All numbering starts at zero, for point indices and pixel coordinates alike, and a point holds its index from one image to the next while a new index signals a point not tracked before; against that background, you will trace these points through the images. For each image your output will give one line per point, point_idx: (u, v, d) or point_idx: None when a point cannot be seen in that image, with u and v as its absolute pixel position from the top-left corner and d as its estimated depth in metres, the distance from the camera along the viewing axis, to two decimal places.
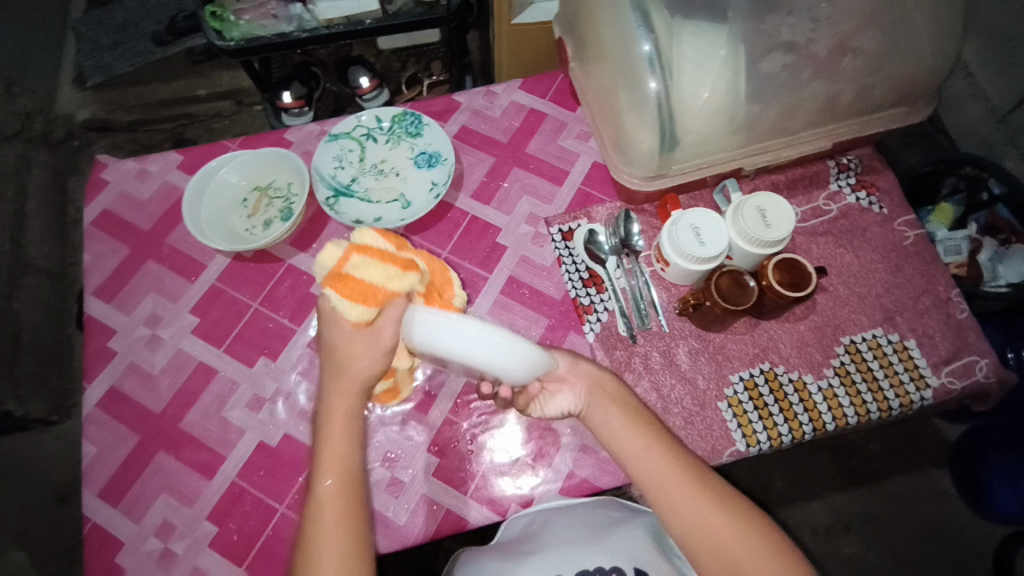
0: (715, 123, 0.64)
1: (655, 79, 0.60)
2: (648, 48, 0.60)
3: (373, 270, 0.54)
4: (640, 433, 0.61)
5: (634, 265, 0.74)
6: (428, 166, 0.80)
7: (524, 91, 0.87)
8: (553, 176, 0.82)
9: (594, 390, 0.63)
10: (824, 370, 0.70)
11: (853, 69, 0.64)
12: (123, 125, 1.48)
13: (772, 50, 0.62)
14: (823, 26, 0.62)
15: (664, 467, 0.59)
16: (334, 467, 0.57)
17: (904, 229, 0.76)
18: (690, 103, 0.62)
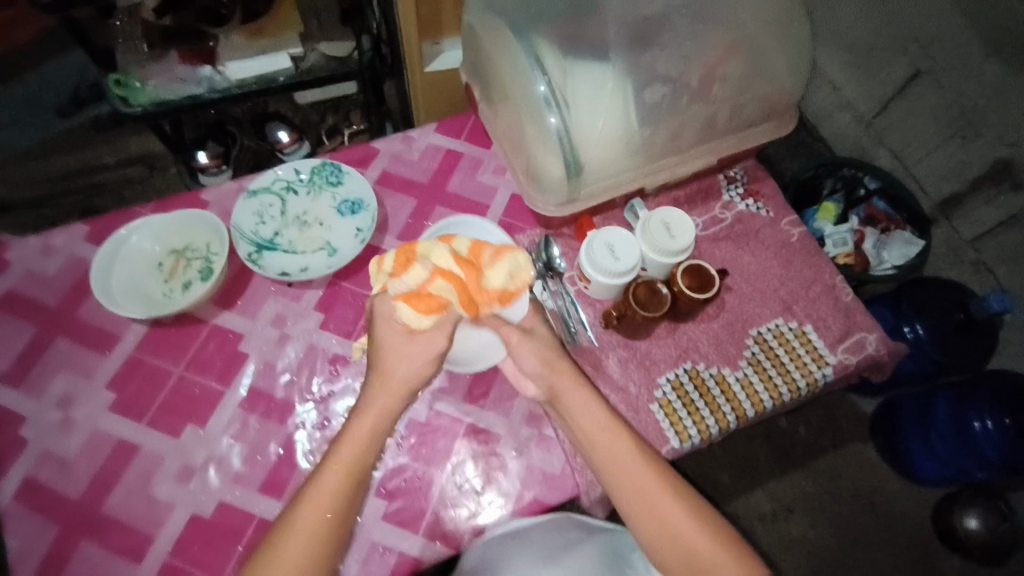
0: (613, 149, 0.70)
1: (554, 115, 0.66)
2: (544, 88, 0.66)
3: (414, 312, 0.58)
4: (610, 426, 0.62)
5: (559, 286, 0.78)
6: (352, 212, 0.82)
7: (439, 134, 0.91)
8: (474, 210, 0.86)
9: (566, 385, 0.63)
10: (738, 362, 0.76)
11: (723, 94, 0.72)
12: (26, 202, 1.39)
13: (652, 82, 0.69)
14: (692, 60, 0.70)
15: (632, 460, 0.60)
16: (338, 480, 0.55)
17: (790, 228, 0.85)
18: (588, 134, 0.68)
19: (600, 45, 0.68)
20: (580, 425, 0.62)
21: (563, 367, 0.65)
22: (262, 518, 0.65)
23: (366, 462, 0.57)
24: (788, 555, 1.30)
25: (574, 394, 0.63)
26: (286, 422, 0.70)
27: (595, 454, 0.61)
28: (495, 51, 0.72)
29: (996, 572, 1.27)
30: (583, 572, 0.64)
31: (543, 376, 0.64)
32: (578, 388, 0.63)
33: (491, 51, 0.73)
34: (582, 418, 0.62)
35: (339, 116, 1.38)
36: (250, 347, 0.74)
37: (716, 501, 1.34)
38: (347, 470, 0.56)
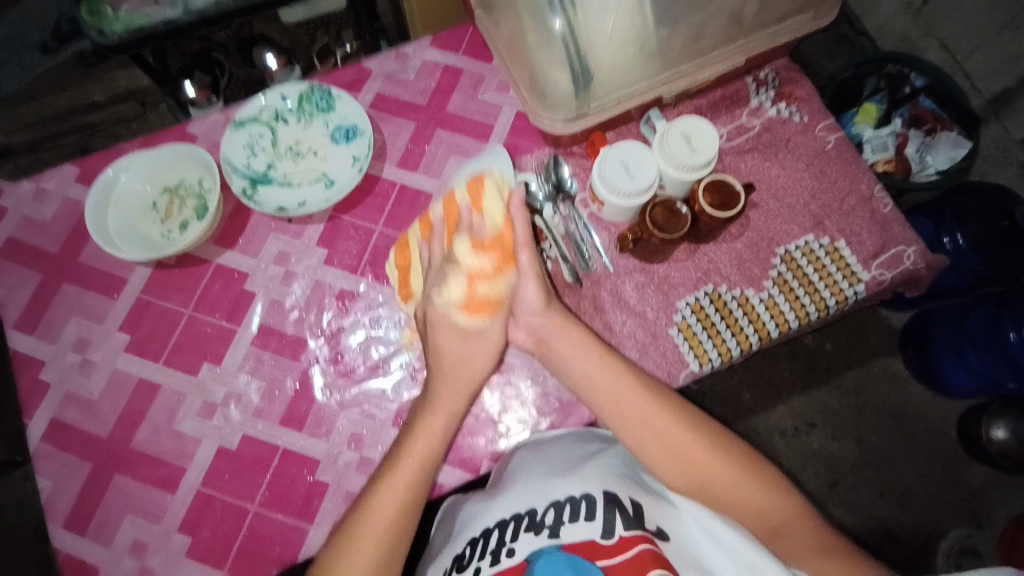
0: (623, 50, 0.63)
1: (559, 18, 0.60)
2: None
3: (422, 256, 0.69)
4: (606, 362, 0.62)
5: (570, 210, 0.73)
6: (346, 140, 0.77)
7: (436, 49, 0.83)
8: (477, 132, 0.80)
9: (556, 332, 0.64)
10: (763, 283, 0.72)
11: None
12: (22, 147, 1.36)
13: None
14: None
15: (632, 392, 0.61)
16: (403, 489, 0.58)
17: (825, 134, 0.77)
18: (595, 32, 0.61)
19: None
20: (571, 367, 0.63)
21: (555, 313, 0.64)
22: (285, 450, 0.66)
23: (423, 475, 0.59)
24: (806, 466, 1.32)
25: (571, 339, 0.63)
26: (300, 358, 0.70)
27: (593, 392, 0.62)
28: None
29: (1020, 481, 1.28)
30: (597, 481, 0.59)
31: (530, 323, 0.64)
32: (574, 333, 0.63)
33: None
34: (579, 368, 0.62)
35: (331, 36, 1.28)
36: (256, 285, 0.73)
37: (736, 417, 1.35)
38: (406, 489, 0.58)
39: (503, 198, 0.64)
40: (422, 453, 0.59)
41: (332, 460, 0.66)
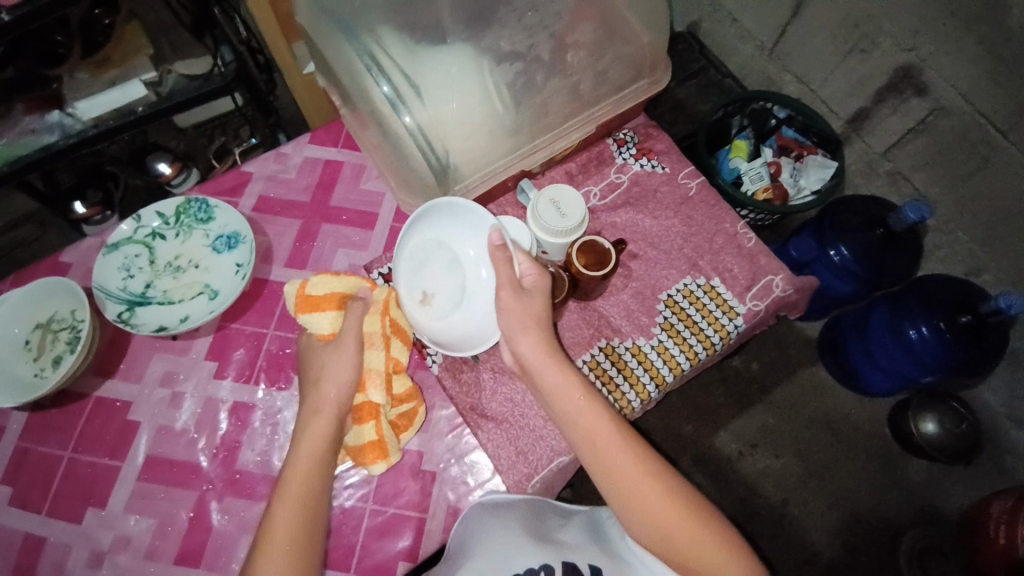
0: (474, 135, 0.66)
1: (406, 115, 0.62)
2: (387, 89, 0.61)
3: (329, 283, 0.68)
4: (593, 408, 0.61)
5: None
6: (229, 248, 0.76)
7: (316, 146, 0.85)
8: (364, 221, 0.81)
9: (540, 362, 0.63)
10: (652, 330, 0.75)
11: (580, 61, 0.68)
12: None
13: (501, 61, 0.65)
14: (537, 31, 0.65)
15: (613, 441, 0.60)
16: (303, 477, 0.59)
17: (687, 181, 0.83)
18: (442, 122, 0.64)
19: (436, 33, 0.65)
20: (560, 410, 0.62)
21: (549, 343, 0.64)
22: None
23: (316, 477, 0.60)
24: (756, 488, 1.34)
25: (554, 375, 0.63)
26: (193, 485, 0.66)
27: (571, 420, 0.61)
28: (330, 56, 0.66)
29: (957, 467, 1.33)
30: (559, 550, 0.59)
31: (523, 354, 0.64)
32: (557, 367, 0.63)
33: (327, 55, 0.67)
34: (556, 396, 0.62)
35: (228, 135, 1.29)
36: (141, 413, 0.70)
37: (683, 451, 1.37)
38: (303, 500, 0.58)
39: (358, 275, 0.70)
40: (311, 461, 0.61)
41: None
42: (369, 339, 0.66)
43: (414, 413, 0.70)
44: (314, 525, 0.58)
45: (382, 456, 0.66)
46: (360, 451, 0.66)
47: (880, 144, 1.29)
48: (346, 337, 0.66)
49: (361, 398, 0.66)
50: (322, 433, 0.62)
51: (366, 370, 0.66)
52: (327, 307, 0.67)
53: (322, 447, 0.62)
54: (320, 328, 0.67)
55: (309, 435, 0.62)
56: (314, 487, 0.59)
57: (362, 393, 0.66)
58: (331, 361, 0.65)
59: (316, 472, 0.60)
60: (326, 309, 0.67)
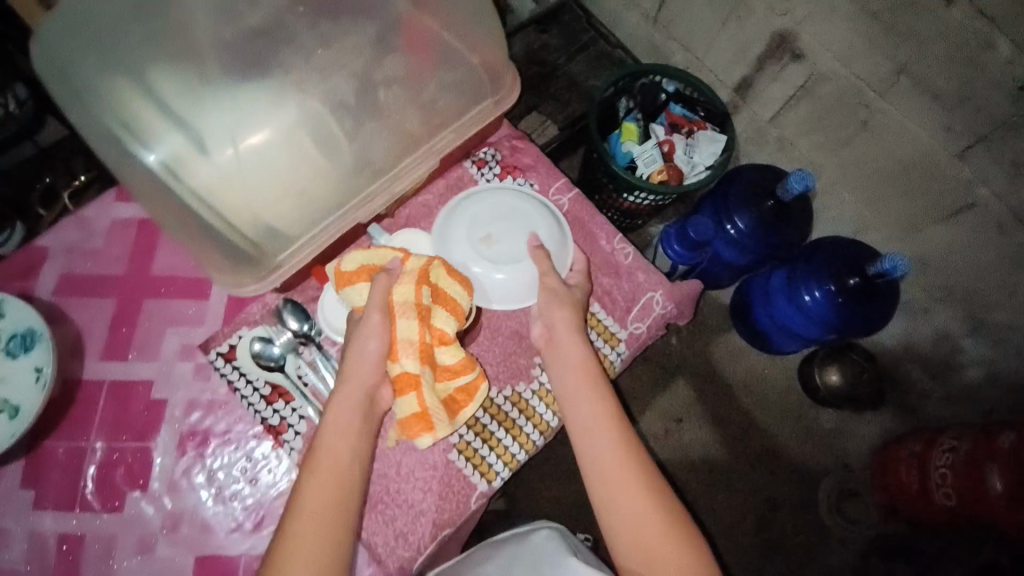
0: (284, 196, 0.57)
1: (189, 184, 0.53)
2: (153, 157, 0.52)
3: (364, 256, 0.65)
4: (598, 390, 0.63)
5: (314, 356, 0.66)
6: (25, 350, 0.63)
7: (124, 204, 0.72)
8: (194, 290, 0.70)
9: (562, 326, 0.66)
10: (531, 372, 0.70)
11: (396, 99, 0.60)
12: None
13: (297, 98, 0.57)
14: (332, 73, 0.58)
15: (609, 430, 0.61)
16: (328, 467, 0.56)
17: (558, 198, 0.77)
18: (239, 179, 0.55)
19: (210, 78, 0.54)
20: (567, 387, 0.63)
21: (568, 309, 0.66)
22: None
23: (345, 456, 0.57)
24: (685, 462, 1.36)
25: (565, 349, 0.65)
26: None
27: (571, 404, 0.63)
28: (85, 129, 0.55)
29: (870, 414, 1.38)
30: None
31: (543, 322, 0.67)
32: (570, 337, 0.65)
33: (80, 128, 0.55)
34: (561, 369, 0.64)
35: (55, 172, 1.04)
36: None
37: None
38: (336, 482, 0.55)
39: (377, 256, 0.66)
40: (349, 432, 0.58)
41: None
42: (399, 309, 0.61)
43: (472, 388, 0.64)
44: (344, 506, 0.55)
45: (427, 428, 0.60)
46: (405, 424, 0.61)
47: (765, 112, 1.23)
48: (371, 307, 0.61)
49: (396, 369, 0.61)
50: (346, 418, 0.59)
51: (397, 339, 0.61)
52: (361, 279, 0.64)
53: (349, 430, 0.58)
54: (355, 301, 0.64)
55: (336, 410, 0.59)
56: (345, 459, 0.57)
57: (396, 363, 0.61)
58: (359, 334, 0.61)
59: (340, 453, 0.57)
60: (361, 282, 0.63)
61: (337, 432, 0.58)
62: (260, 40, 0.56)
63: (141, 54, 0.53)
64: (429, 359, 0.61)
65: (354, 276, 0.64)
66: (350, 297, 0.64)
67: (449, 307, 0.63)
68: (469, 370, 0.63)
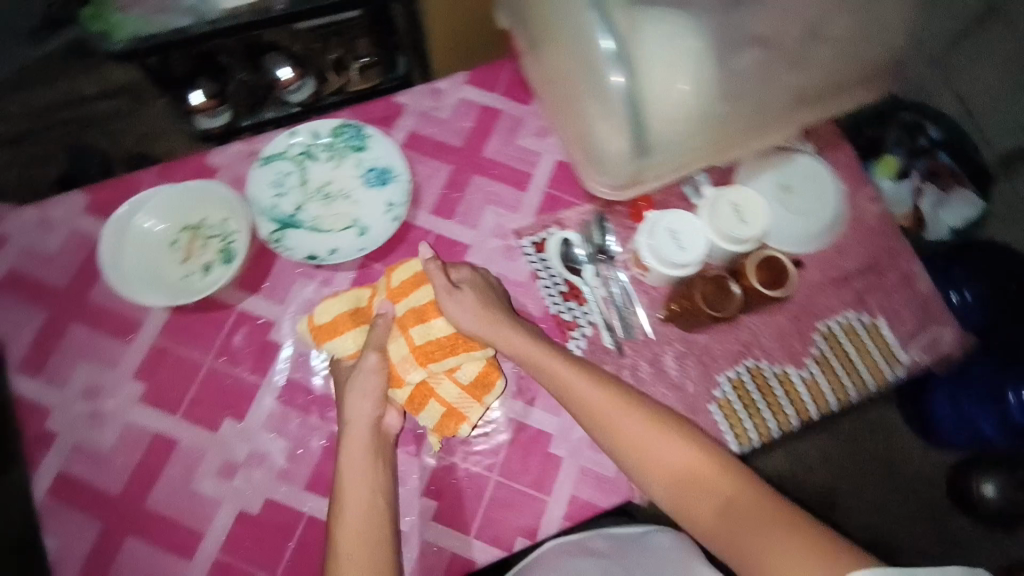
0: (694, 118, 0.57)
1: (618, 75, 0.53)
2: (608, 42, 0.52)
3: (332, 308, 0.66)
4: (620, 406, 0.58)
5: (612, 273, 0.72)
6: (381, 183, 0.73)
7: (472, 87, 0.80)
8: (516, 180, 0.77)
9: (555, 375, 0.61)
10: (803, 359, 0.71)
11: (826, 57, 0.59)
12: None
13: (743, 45, 0.56)
14: (793, 15, 0.56)
15: (648, 429, 0.56)
16: (358, 496, 0.58)
17: (868, 204, 0.77)
18: (662, 97, 0.55)
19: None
20: (591, 420, 0.59)
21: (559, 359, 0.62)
22: (310, 516, 0.63)
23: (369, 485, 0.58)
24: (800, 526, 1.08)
25: (577, 383, 0.60)
26: (326, 418, 0.66)
27: (598, 420, 0.58)
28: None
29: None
30: None
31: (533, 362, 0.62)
32: (578, 376, 0.60)
33: None
34: (588, 413, 0.59)
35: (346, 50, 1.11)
36: (280, 336, 0.69)
37: None
38: (367, 506, 0.57)
39: (342, 302, 0.66)
40: (361, 466, 0.59)
41: None
42: (389, 337, 0.64)
43: (488, 373, 0.66)
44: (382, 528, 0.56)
45: (461, 420, 0.64)
46: (439, 428, 0.64)
47: None
48: (366, 352, 0.63)
49: (405, 391, 0.63)
50: (359, 454, 0.60)
51: (395, 362, 0.63)
52: (345, 328, 0.65)
53: (367, 451, 0.60)
54: (342, 350, 0.65)
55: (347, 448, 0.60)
56: (374, 488, 0.58)
57: (401, 385, 0.63)
58: (364, 372, 0.62)
59: (362, 476, 0.59)
60: (343, 329, 0.65)
61: (354, 470, 0.59)
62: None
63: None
64: (438, 361, 0.64)
65: (341, 323, 0.65)
66: (340, 350, 0.65)
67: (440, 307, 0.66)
68: (481, 355, 0.65)
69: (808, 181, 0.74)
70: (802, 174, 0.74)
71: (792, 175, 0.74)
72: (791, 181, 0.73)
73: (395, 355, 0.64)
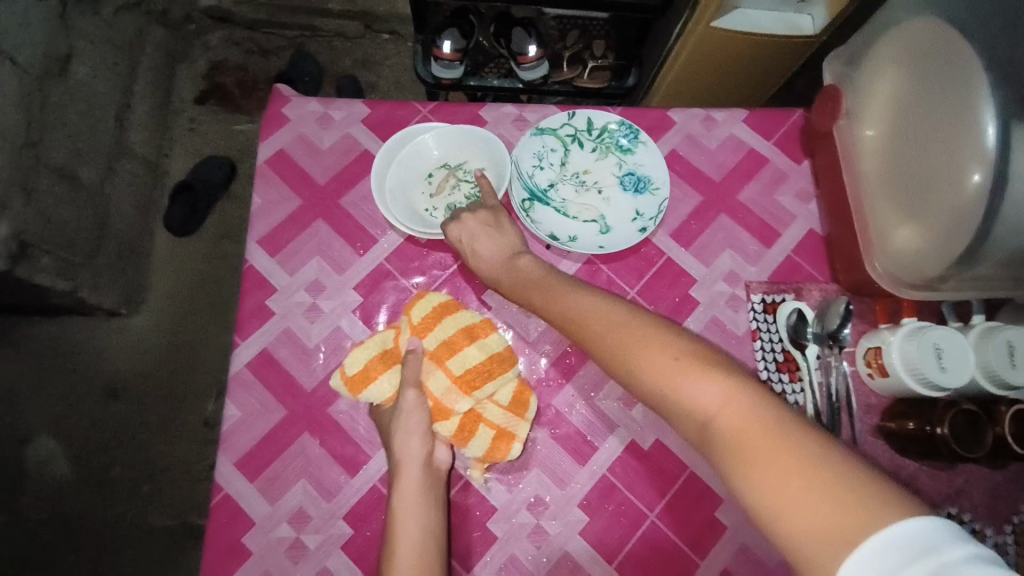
0: None
1: (982, 171, 0.52)
2: (993, 133, 0.51)
3: (362, 354, 0.63)
4: (691, 372, 0.45)
5: (835, 362, 0.66)
6: (635, 190, 0.72)
7: (746, 126, 0.78)
8: (762, 234, 0.74)
9: (629, 338, 0.49)
10: (1006, 526, 0.66)
11: None
12: (243, 21, 1.58)
13: None
14: None
15: (724, 407, 0.42)
16: (414, 516, 0.54)
17: None
18: (1022, 206, 0.52)
19: None
20: (654, 389, 0.47)
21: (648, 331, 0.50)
22: (467, 481, 0.63)
23: (420, 504, 0.55)
24: None
25: (655, 348, 0.48)
26: None
27: (669, 394, 0.46)
28: (924, 77, 0.59)
29: None
30: None
31: (601, 330, 0.52)
32: (657, 342, 0.48)
33: (914, 71, 0.60)
34: (652, 375, 0.47)
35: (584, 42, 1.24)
36: (493, 299, 0.69)
37: None
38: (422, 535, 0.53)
39: (378, 341, 0.64)
40: (416, 488, 0.56)
41: (508, 512, 0.62)
42: (427, 373, 0.62)
43: (523, 392, 0.64)
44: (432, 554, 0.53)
45: (511, 440, 0.62)
46: (489, 454, 0.61)
47: None
48: (406, 392, 0.60)
49: (446, 429, 0.60)
50: (413, 476, 0.57)
51: (438, 398, 0.61)
52: (378, 373, 0.62)
53: (424, 477, 0.57)
54: (379, 396, 0.62)
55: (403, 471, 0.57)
56: (425, 510, 0.55)
57: (447, 419, 0.61)
58: (406, 413, 0.60)
59: (413, 494, 0.56)
60: (379, 374, 0.62)
61: (409, 489, 0.56)
62: None
63: (1003, 69, 0.53)
64: (480, 388, 0.62)
65: (373, 367, 0.62)
66: (380, 399, 0.62)
67: (487, 326, 0.66)
68: (513, 375, 0.64)
69: None
70: None
71: None
72: None
73: (437, 391, 0.61)
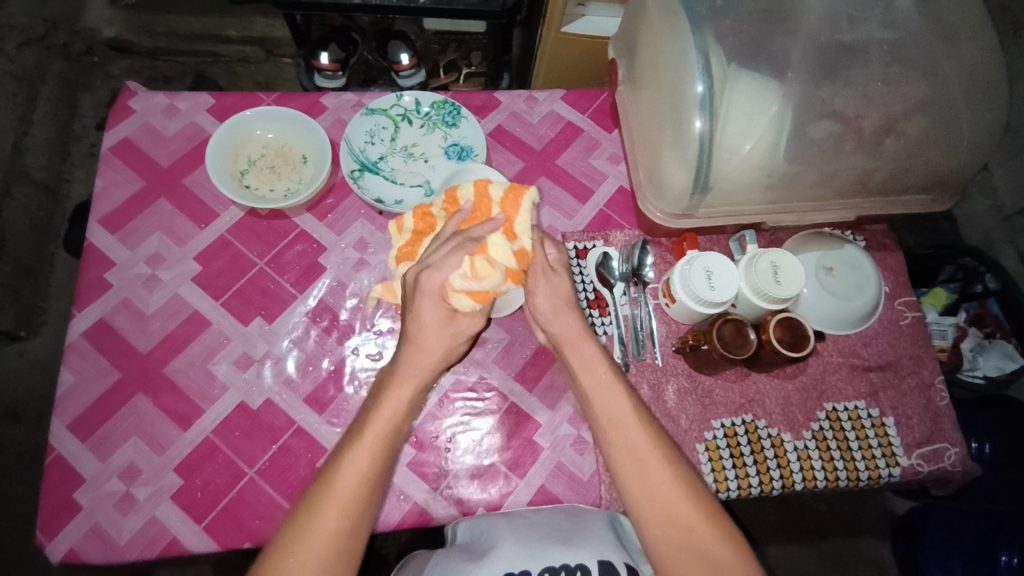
0: (759, 172, 0.62)
1: (702, 119, 0.59)
2: (701, 89, 0.58)
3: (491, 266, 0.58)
4: (661, 449, 0.59)
5: (640, 295, 0.75)
6: (458, 158, 0.80)
7: (564, 104, 0.88)
8: (578, 192, 0.83)
9: (623, 410, 0.60)
10: (802, 432, 0.72)
11: (894, 149, 0.63)
12: (145, 50, 1.60)
13: (821, 118, 0.61)
14: (876, 103, 0.62)
15: (675, 482, 0.57)
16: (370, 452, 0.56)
17: (903, 309, 0.80)
18: (733, 147, 0.60)
19: (780, 61, 0.62)
20: (628, 454, 0.59)
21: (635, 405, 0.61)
22: (300, 426, 0.68)
23: (397, 424, 0.58)
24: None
25: (633, 418, 0.60)
26: (342, 344, 0.71)
27: (642, 461, 0.58)
28: (659, 34, 0.65)
29: None
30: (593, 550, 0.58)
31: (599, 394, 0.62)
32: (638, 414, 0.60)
33: (656, 29, 0.67)
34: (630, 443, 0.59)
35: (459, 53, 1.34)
36: (329, 262, 0.75)
37: (755, 541, 1.29)
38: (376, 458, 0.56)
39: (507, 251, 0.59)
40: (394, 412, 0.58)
41: None
42: None
43: None
44: (382, 467, 0.56)
45: None
46: None
47: None
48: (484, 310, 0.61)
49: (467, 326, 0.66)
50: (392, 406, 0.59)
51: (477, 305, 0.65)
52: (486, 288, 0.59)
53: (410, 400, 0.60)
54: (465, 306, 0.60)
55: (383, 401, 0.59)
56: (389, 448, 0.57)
57: None
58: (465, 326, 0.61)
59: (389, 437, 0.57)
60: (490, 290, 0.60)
61: (381, 424, 0.57)
62: (779, 32, 0.63)
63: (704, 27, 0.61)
64: None
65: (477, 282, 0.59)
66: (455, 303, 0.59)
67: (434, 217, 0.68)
68: None
69: (849, 267, 0.74)
70: (846, 259, 0.75)
71: (833, 260, 0.74)
72: (832, 267, 0.74)
73: None
